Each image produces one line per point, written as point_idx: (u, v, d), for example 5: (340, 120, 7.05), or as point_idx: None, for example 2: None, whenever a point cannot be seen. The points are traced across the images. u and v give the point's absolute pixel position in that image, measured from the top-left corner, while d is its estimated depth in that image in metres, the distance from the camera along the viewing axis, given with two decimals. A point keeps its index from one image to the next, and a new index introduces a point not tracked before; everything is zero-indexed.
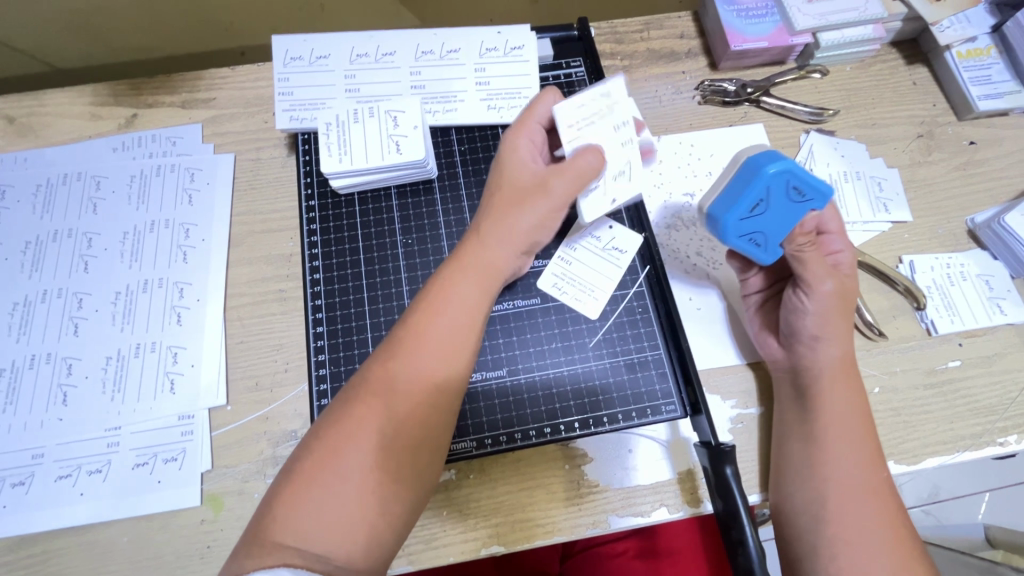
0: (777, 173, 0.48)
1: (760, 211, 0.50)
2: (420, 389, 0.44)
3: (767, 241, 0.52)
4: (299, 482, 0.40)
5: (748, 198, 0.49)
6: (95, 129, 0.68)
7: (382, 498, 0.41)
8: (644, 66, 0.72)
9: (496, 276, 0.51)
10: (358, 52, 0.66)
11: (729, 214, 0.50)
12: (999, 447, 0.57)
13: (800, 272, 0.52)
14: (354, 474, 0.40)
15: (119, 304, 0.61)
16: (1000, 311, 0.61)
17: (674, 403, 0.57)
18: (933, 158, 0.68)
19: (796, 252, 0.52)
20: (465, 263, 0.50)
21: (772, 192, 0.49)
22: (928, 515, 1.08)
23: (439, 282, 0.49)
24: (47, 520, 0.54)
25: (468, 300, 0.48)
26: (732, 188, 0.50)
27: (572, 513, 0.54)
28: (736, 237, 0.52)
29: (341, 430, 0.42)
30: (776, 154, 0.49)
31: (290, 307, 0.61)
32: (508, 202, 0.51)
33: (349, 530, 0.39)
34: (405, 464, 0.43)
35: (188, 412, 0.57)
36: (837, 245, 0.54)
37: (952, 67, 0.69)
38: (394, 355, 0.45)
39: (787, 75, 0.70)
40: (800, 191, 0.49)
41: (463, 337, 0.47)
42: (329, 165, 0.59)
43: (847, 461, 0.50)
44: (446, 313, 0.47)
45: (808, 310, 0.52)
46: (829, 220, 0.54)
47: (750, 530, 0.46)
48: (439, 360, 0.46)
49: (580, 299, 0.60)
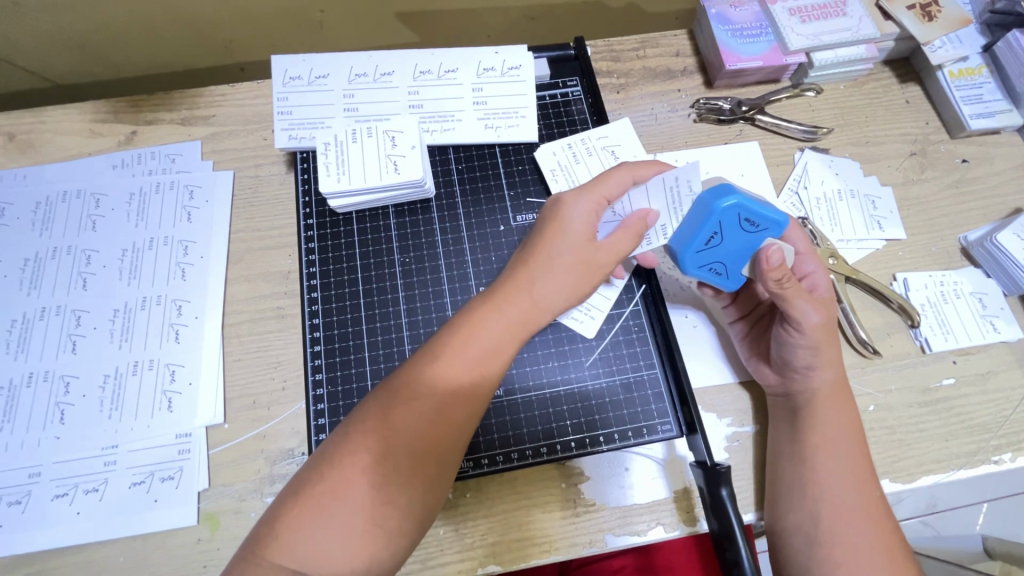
0: (729, 207, 0.48)
1: (716, 242, 0.51)
2: (435, 420, 0.45)
3: (728, 270, 0.53)
4: (302, 505, 0.40)
5: (702, 232, 0.50)
6: (94, 146, 0.69)
7: (387, 528, 0.41)
8: (640, 84, 0.73)
9: (531, 325, 0.51)
10: (356, 72, 0.66)
11: (686, 247, 0.52)
12: (993, 465, 0.57)
13: (786, 311, 0.51)
14: (363, 503, 0.41)
15: (117, 321, 0.61)
16: (993, 328, 0.62)
17: (670, 423, 0.57)
18: (926, 175, 0.69)
19: (778, 290, 0.49)
20: (498, 305, 0.50)
21: (725, 225, 0.49)
22: (926, 526, 1.08)
23: (467, 318, 0.49)
24: (43, 539, 0.54)
25: (497, 343, 0.49)
26: (688, 223, 0.51)
27: (568, 532, 0.54)
28: (698, 267, 0.53)
29: (352, 458, 0.42)
30: (730, 187, 0.49)
31: (288, 325, 0.61)
32: (555, 259, 0.52)
33: (351, 558, 0.39)
34: (414, 497, 0.43)
35: (185, 430, 0.57)
36: (810, 267, 0.55)
37: (944, 86, 0.70)
38: (418, 386, 0.45)
39: (782, 93, 0.71)
40: (752, 222, 0.49)
41: (485, 376, 0.48)
42: (326, 184, 0.60)
43: (841, 482, 0.50)
44: (472, 352, 0.48)
45: (797, 344, 0.52)
46: (797, 243, 0.55)
47: (745, 551, 0.47)
48: (460, 397, 0.46)
49: (575, 318, 0.60)
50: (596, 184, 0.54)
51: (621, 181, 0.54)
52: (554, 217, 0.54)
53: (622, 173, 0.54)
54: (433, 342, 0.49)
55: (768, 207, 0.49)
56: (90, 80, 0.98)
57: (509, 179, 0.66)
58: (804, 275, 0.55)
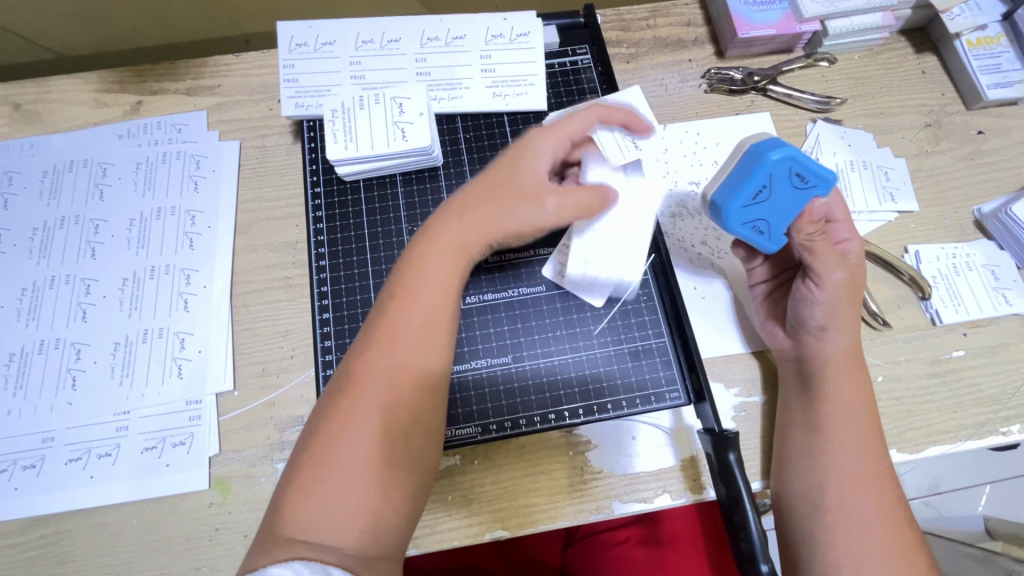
0: (780, 160, 0.47)
1: (763, 198, 0.49)
2: (400, 369, 0.44)
3: (771, 230, 0.51)
4: (300, 478, 0.41)
5: (753, 183, 0.48)
6: (100, 115, 0.68)
7: (383, 484, 0.41)
8: (650, 54, 0.71)
9: (476, 255, 0.50)
10: (363, 39, 0.65)
11: (732, 200, 0.49)
12: (1002, 437, 0.57)
13: (810, 263, 0.52)
14: (355, 466, 0.41)
15: (127, 290, 0.61)
16: (1005, 301, 0.61)
17: (677, 391, 0.57)
18: (941, 147, 0.68)
19: (807, 243, 0.51)
20: (444, 245, 0.49)
21: (774, 178, 0.48)
22: (928, 506, 1.08)
23: (412, 266, 0.48)
24: (57, 502, 0.55)
25: (443, 281, 0.47)
26: (736, 175, 0.50)
27: (575, 499, 0.55)
28: (741, 225, 0.51)
29: (332, 426, 0.42)
30: (779, 141, 0.48)
31: (296, 295, 0.61)
32: (511, 185, 0.51)
33: (354, 519, 0.39)
34: (399, 448, 0.43)
35: (196, 397, 0.58)
36: (844, 235, 0.54)
37: (961, 56, 0.68)
38: (376, 347, 0.45)
39: (795, 63, 0.70)
40: (803, 178, 0.48)
41: (441, 318, 0.47)
42: (334, 152, 0.59)
43: (849, 450, 0.50)
44: (422, 298, 0.47)
45: (817, 300, 0.52)
46: (836, 210, 0.54)
47: (752, 516, 0.47)
48: (417, 337, 0.45)
49: (591, 291, 0.59)
50: (560, 124, 0.53)
51: (589, 123, 0.53)
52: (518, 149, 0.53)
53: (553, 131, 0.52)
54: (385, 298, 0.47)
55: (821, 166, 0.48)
56: (94, 53, 0.97)
57: None
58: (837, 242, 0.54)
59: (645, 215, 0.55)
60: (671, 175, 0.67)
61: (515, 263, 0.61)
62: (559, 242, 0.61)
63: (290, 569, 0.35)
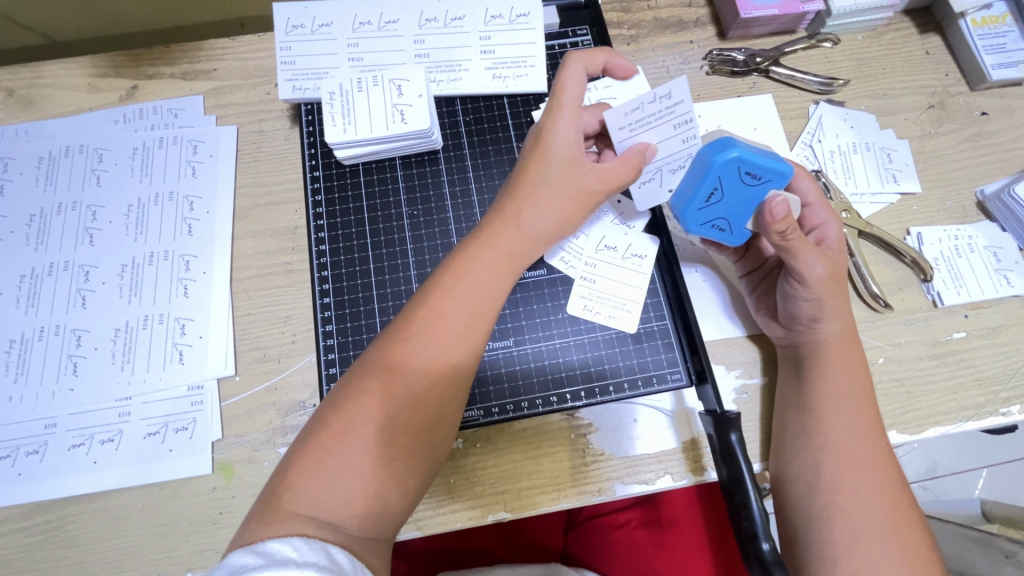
0: (730, 161, 0.48)
1: (717, 199, 0.51)
2: (436, 366, 0.44)
3: (732, 225, 0.53)
4: (311, 450, 0.41)
5: (703, 189, 0.50)
6: (95, 100, 0.67)
7: (395, 471, 0.41)
8: (651, 35, 0.70)
9: (519, 258, 0.50)
10: (360, 21, 0.65)
11: (687, 205, 0.52)
12: (1001, 417, 0.58)
13: (791, 265, 0.51)
14: (370, 447, 0.41)
15: (126, 277, 0.61)
16: (1007, 282, 0.61)
17: (679, 372, 0.57)
18: (944, 128, 0.67)
19: (782, 244, 0.49)
20: (488, 242, 0.49)
21: (725, 180, 0.50)
22: (925, 490, 1.10)
23: (459, 260, 0.48)
24: (61, 487, 0.55)
25: (488, 280, 0.48)
26: (688, 179, 0.52)
27: (577, 481, 0.55)
28: (699, 225, 0.54)
29: (358, 403, 0.42)
30: (726, 141, 0.49)
31: (296, 280, 0.61)
32: (544, 186, 0.50)
33: (358, 501, 0.40)
34: (419, 440, 0.43)
35: (197, 382, 0.58)
36: (821, 218, 0.54)
37: (965, 36, 0.67)
38: (413, 336, 0.44)
39: (797, 44, 0.69)
40: (754, 175, 0.49)
41: (480, 321, 0.46)
42: (332, 135, 0.59)
43: (849, 430, 0.50)
44: (466, 293, 0.46)
45: (803, 297, 0.52)
46: (807, 193, 0.54)
47: (753, 495, 0.47)
48: (456, 340, 0.45)
49: (613, 315, 0.59)
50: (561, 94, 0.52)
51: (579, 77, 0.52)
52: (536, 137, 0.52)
53: (564, 112, 0.51)
54: (431, 281, 0.48)
55: (771, 160, 0.49)
56: (110, 35, 0.97)
57: (518, 130, 0.65)
58: (814, 226, 0.55)
59: (617, 206, 0.62)
60: None
61: None
62: None
63: (290, 546, 0.35)
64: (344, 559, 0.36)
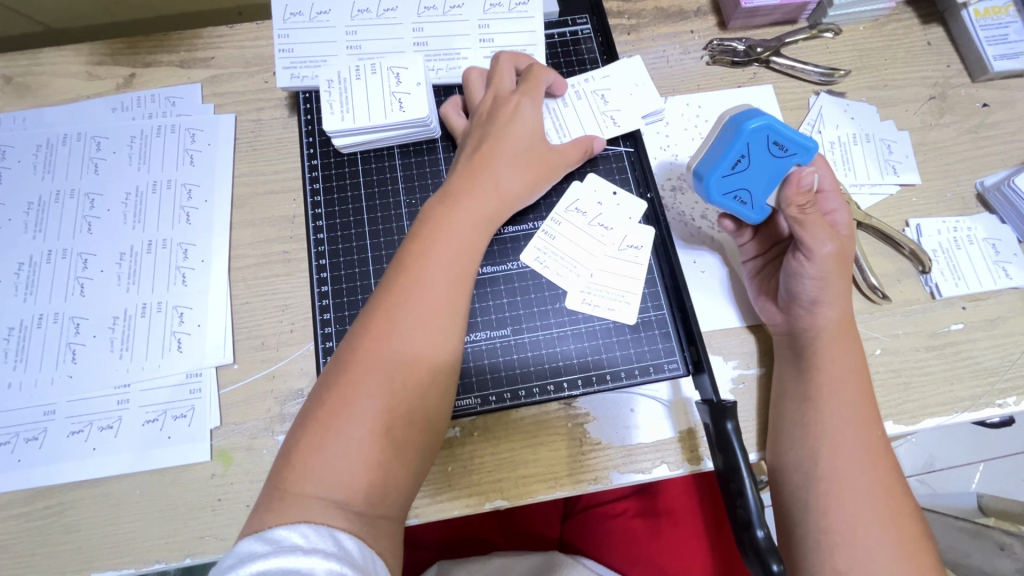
0: (757, 130, 0.50)
1: (743, 167, 0.52)
2: (423, 330, 0.45)
3: (753, 199, 0.54)
4: (312, 430, 0.41)
5: (731, 154, 0.51)
6: (92, 88, 0.67)
7: (394, 437, 0.42)
8: (652, 24, 0.70)
9: (493, 219, 0.53)
10: (358, 8, 0.64)
11: (712, 170, 0.52)
12: (997, 409, 0.58)
13: (799, 237, 0.50)
14: (370, 419, 0.41)
15: (124, 265, 0.61)
16: (1005, 274, 0.61)
17: (676, 362, 0.58)
18: (945, 120, 0.67)
19: (798, 216, 0.49)
20: (462, 206, 0.51)
21: (751, 148, 0.51)
22: (922, 484, 1.10)
23: (436, 225, 0.50)
24: (59, 473, 0.55)
25: (467, 241, 0.50)
26: (715, 148, 0.53)
27: (574, 469, 0.55)
28: (722, 195, 0.54)
29: (352, 379, 0.42)
30: (757, 111, 0.51)
31: (294, 269, 0.61)
32: (511, 151, 0.55)
33: (363, 470, 0.40)
34: (416, 407, 0.43)
35: (196, 369, 0.58)
36: (833, 205, 0.54)
37: (968, 26, 0.67)
38: (401, 301, 0.45)
39: (799, 34, 0.68)
40: (781, 146, 0.51)
41: (461, 281, 0.48)
42: (331, 123, 0.59)
43: (845, 420, 0.51)
44: (445, 259, 0.48)
45: (808, 274, 0.52)
46: (825, 178, 0.54)
47: (749, 485, 0.47)
48: (442, 300, 0.46)
49: (613, 307, 0.59)
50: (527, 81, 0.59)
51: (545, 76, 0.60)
52: (500, 114, 0.56)
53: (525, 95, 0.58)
54: (401, 260, 0.48)
55: (799, 133, 0.50)
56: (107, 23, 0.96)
57: None
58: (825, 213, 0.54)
59: (609, 198, 0.62)
60: (671, 148, 0.66)
61: (515, 235, 0.61)
62: (558, 219, 0.61)
63: (297, 532, 0.36)
64: (351, 545, 0.36)
